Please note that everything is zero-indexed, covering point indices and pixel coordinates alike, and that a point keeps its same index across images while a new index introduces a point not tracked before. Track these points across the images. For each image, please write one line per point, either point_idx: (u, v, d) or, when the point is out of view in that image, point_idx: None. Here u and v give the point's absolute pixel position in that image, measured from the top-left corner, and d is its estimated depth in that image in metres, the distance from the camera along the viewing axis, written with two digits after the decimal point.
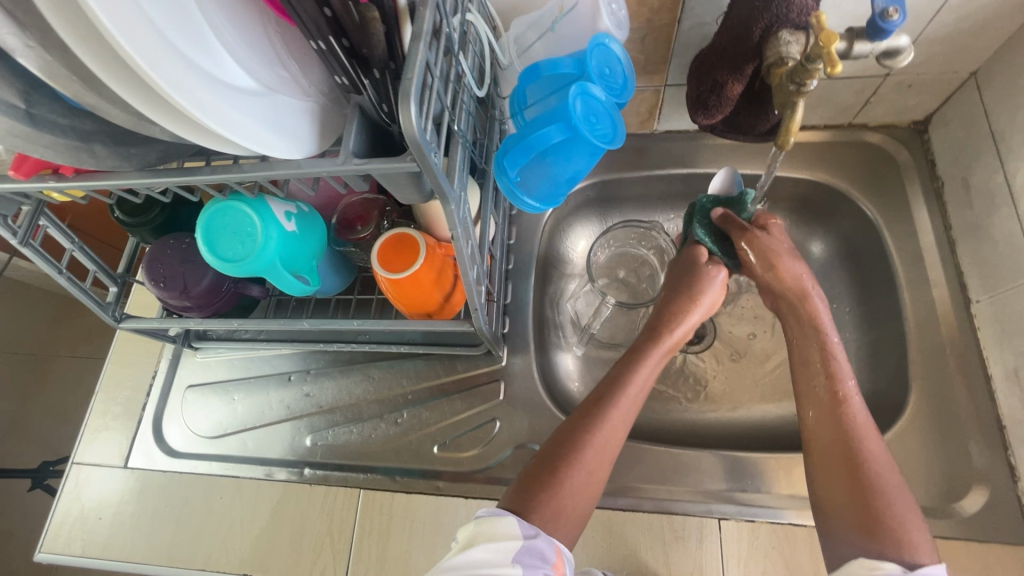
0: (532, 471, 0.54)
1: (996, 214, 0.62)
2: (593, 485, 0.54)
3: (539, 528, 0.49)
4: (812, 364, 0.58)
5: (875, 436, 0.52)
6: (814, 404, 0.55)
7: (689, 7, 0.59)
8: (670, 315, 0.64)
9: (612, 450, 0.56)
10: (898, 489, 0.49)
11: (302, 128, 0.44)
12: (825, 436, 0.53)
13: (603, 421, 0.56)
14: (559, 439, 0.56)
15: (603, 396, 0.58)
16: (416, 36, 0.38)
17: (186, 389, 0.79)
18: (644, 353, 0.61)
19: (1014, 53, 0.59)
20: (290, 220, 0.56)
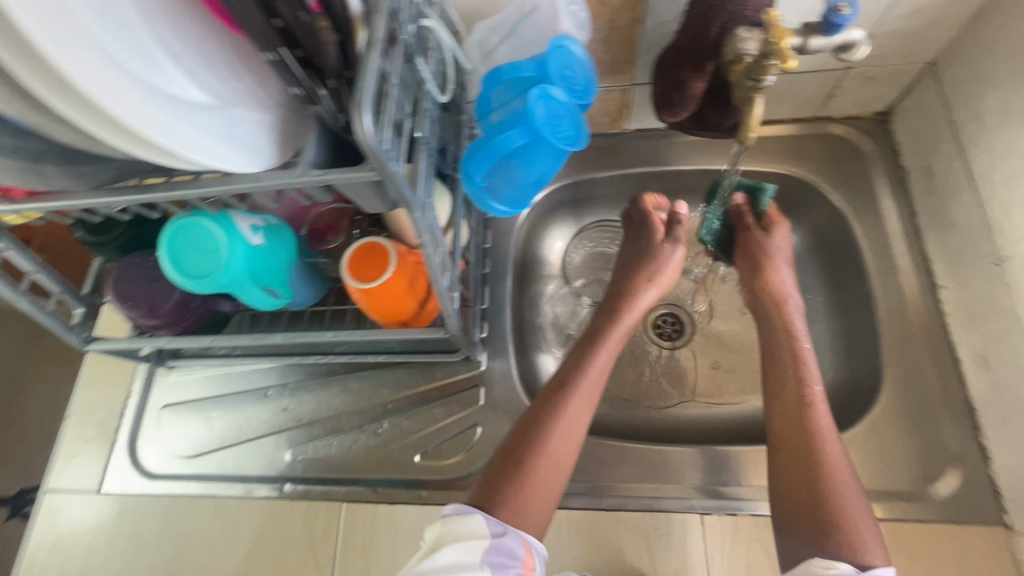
0: (495, 465, 0.55)
1: (958, 201, 0.63)
2: (559, 475, 0.55)
3: (506, 525, 0.49)
4: (783, 370, 0.60)
5: (836, 441, 0.54)
6: (782, 410, 0.57)
7: (650, 6, 0.59)
8: (625, 292, 0.70)
9: (575, 436, 0.58)
10: (851, 491, 0.51)
11: (259, 141, 0.43)
12: (791, 438, 0.55)
13: (561, 411, 0.58)
14: (522, 433, 0.57)
15: (560, 385, 0.60)
16: (370, 44, 0.37)
17: (161, 409, 0.77)
18: (602, 338, 0.64)
19: (968, 42, 0.60)
20: (256, 234, 0.54)
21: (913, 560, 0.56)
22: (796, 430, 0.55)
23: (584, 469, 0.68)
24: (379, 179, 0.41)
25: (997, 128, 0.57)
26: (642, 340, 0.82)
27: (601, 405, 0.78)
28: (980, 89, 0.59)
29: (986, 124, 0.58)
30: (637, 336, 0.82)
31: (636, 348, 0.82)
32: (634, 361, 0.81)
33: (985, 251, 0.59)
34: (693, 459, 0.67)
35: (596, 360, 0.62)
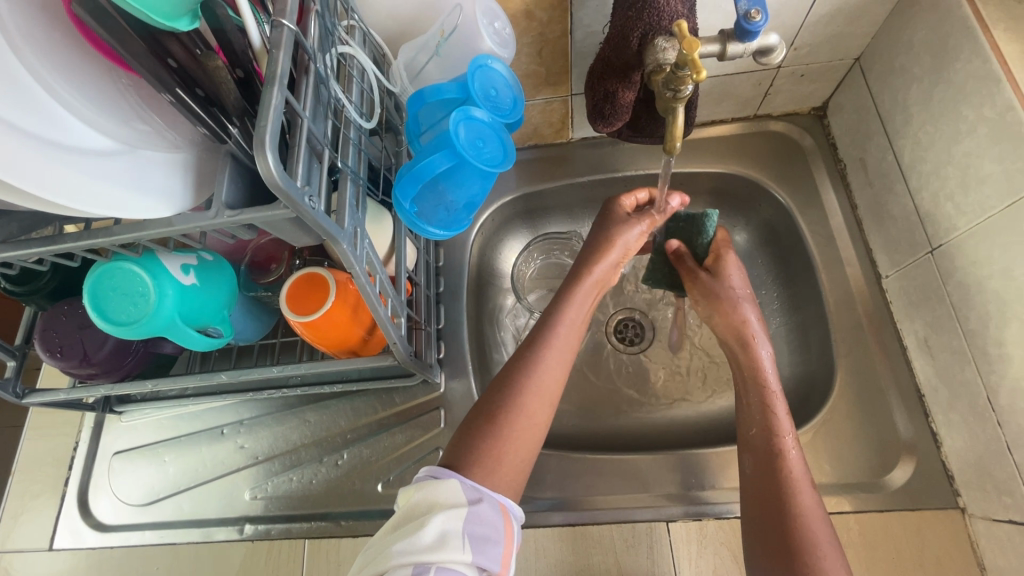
0: (471, 422, 0.54)
1: (892, 192, 0.64)
2: (534, 432, 0.54)
3: (483, 490, 0.47)
4: (754, 414, 0.57)
5: (810, 487, 0.51)
6: (755, 460, 0.54)
7: (577, 18, 0.59)
8: (591, 256, 0.64)
9: (551, 392, 0.56)
10: (827, 540, 0.49)
11: (172, 184, 0.41)
12: (757, 453, 0.54)
13: (537, 363, 0.56)
14: (497, 387, 0.56)
15: (535, 338, 0.58)
16: (271, 79, 0.36)
17: (112, 457, 0.74)
18: (581, 275, 0.63)
19: (887, 37, 0.61)
20: (188, 273, 0.53)
21: (872, 551, 0.57)
22: (771, 479, 0.52)
23: (549, 483, 0.68)
24: (296, 217, 0.39)
25: (920, 120, 0.58)
26: (603, 347, 0.82)
27: (565, 416, 0.77)
28: (902, 83, 0.60)
29: (911, 116, 0.59)
30: (598, 343, 0.82)
31: (597, 356, 0.81)
32: (596, 369, 0.81)
33: (921, 240, 0.60)
34: (657, 466, 0.67)
35: (572, 301, 0.61)
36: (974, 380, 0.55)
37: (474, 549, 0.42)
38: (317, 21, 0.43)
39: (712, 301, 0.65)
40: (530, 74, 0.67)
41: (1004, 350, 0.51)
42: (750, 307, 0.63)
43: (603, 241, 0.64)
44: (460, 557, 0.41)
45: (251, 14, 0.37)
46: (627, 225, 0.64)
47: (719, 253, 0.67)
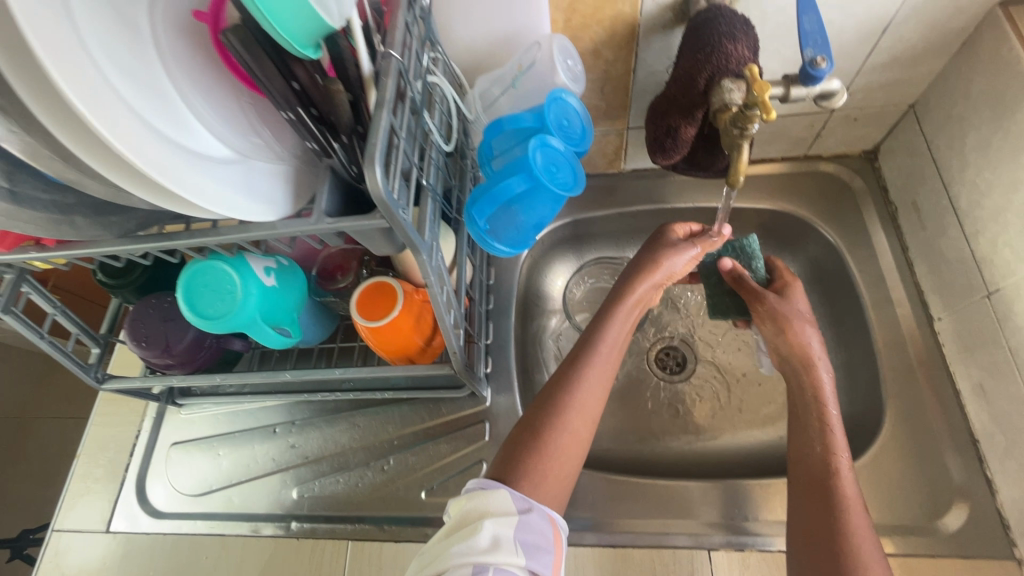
0: (516, 437, 0.56)
1: (946, 235, 0.65)
2: (578, 447, 0.56)
3: (531, 501, 0.49)
4: (809, 434, 0.57)
5: (864, 511, 0.51)
6: (807, 477, 0.54)
7: (642, 58, 0.63)
8: (635, 275, 0.65)
9: (592, 409, 0.58)
10: (878, 564, 0.48)
11: (275, 192, 0.46)
12: (814, 466, 0.55)
13: (580, 381, 0.58)
14: (542, 402, 0.57)
15: (578, 355, 0.60)
16: (379, 103, 0.41)
17: (170, 447, 0.78)
18: (623, 293, 0.64)
19: (944, 86, 0.63)
20: (269, 275, 0.57)
21: None
22: (823, 494, 0.52)
23: (590, 503, 0.68)
24: (388, 226, 0.43)
25: (977, 166, 0.60)
26: (645, 373, 0.83)
27: (605, 438, 0.78)
28: (959, 130, 0.62)
29: (968, 162, 0.61)
30: (640, 368, 0.83)
31: (639, 382, 0.82)
32: (637, 394, 0.82)
33: (977, 283, 0.61)
34: (699, 494, 0.67)
35: (611, 322, 0.62)
36: None
37: (527, 555, 0.44)
38: (415, 53, 0.48)
39: (780, 329, 0.64)
40: (591, 107, 0.71)
41: None
42: (814, 335, 0.63)
43: (652, 259, 0.65)
44: (515, 559, 0.43)
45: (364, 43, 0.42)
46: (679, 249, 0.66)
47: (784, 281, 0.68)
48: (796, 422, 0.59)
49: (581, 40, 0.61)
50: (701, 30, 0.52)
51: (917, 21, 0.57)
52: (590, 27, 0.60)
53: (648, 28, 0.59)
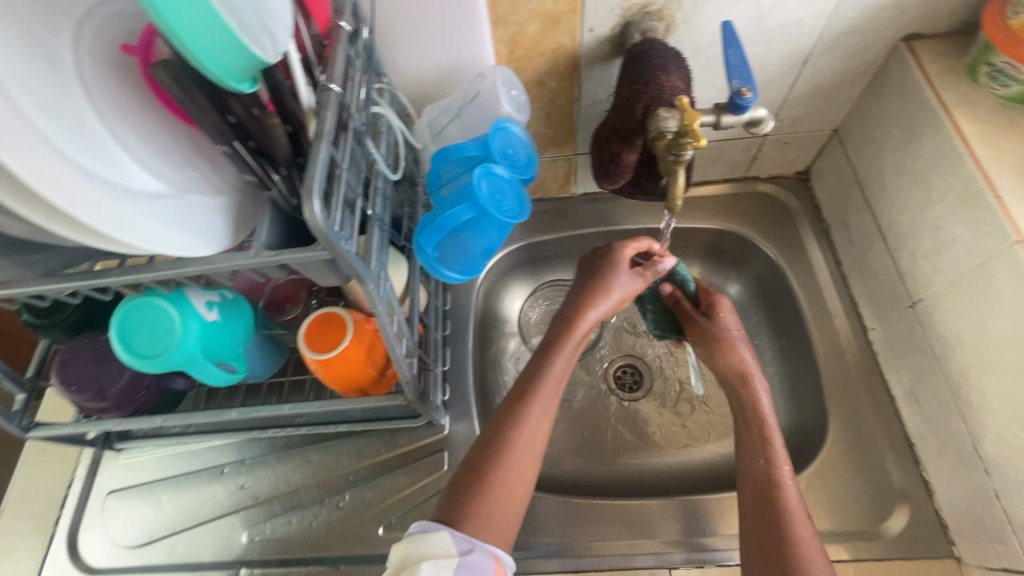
0: (462, 476, 0.55)
1: (873, 250, 0.69)
2: (523, 484, 0.55)
3: (473, 541, 0.49)
4: (753, 448, 0.59)
5: (807, 521, 0.53)
6: (754, 492, 0.56)
7: (585, 87, 0.66)
8: (584, 303, 0.65)
9: (538, 444, 0.58)
10: (822, 570, 0.50)
11: (214, 225, 0.45)
12: (759, 480, 0.57)
13: (525, 417, 0.58)
14: (494, 433, 0.57)
15: (524, 391, 0.59)
16: (318, 136, 0.40)
17: (106, 495, 0.73)
18: (572, 323, 0.64)
19: (862, 112, 0.68)
20: (211, 310, 0.55)
21: None
22: (769, 507, 0.54)
23: (552, 528, 0.68)
24: (331, 257, 0.43)
25: (895, 186, 0.64)
26: (603, 392, 0.84)
27: (566, 461, 0.78)
28: (877, 153, 0.66)
29: (887, 182, 0.65)
30: (598, 388, 0.84)
31: (598, 402, 0.83)
32: (596, 414, 0.82)
33: (902, 295, 0.65)
34: (658, 512, 0.68)
35: (561, 354, 0.62)
36: (959, 429, 0.58)
37: None
38: (359, 86, 0.49)
39: (715, 351, 0.67)
40: (539, 135, 0.73)
41: (986, 400, 0.54)
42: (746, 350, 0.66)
43: (598, 287, 0.65)
44: None
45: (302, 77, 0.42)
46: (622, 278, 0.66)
47: (712, 300, 0.70)
48: (741, 438, 0.61)
49: (525, 71, 0.63)
50: (637, 62, 0.55)
51: (833, 54, 0.62)
52: (533, 59, 0.61)
53: (588, 59, 0.62)
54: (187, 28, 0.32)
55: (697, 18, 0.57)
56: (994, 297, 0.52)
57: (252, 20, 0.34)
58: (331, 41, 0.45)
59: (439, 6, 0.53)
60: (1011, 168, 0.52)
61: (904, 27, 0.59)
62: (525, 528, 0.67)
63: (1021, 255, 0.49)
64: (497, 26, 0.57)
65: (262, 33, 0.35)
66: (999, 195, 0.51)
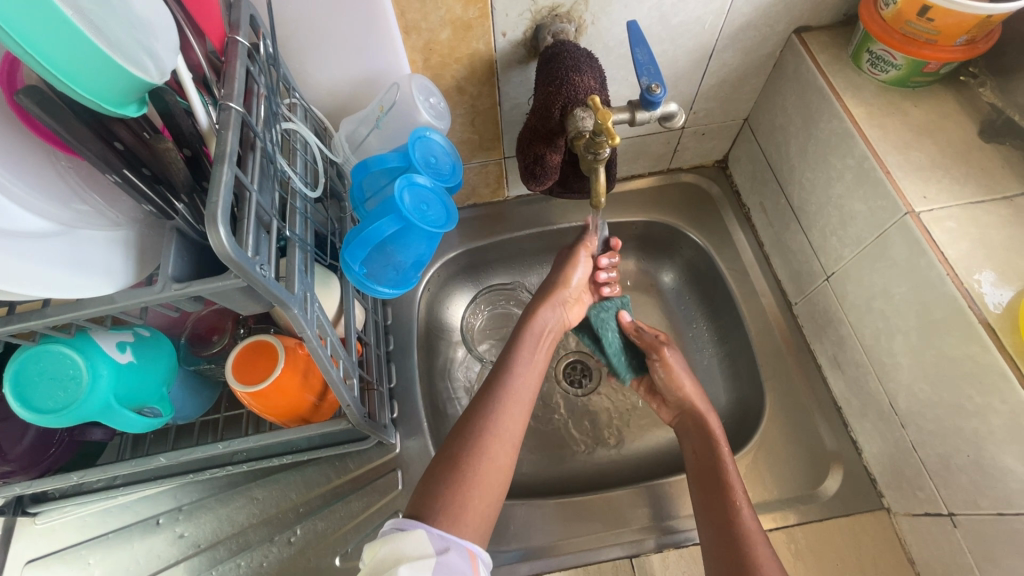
0: (433, 470, 0.54)
1: (789, 229, 0.73)
2: (499, 477, 0.54)
3: (450, 539, 0.47)
4: (703, 448, 0.64)
5: (764, 540, 0.56)
6: (709, 495, 0.60)
7: (504, 91, 0.66)
8: (540, 304, 0.70)
9: (512, 433, 0.58)
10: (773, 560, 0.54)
11: (113, 261, 0.41)
12: (707, 472, 0.62)
13: (497, 408, 0.58)
14: (457, 435, 0.56)
15: (492, 384, 0.61)
16: (218, 158, 0.38)
17: (23, 568, 0.66)
18: (528, 319, 0.69)
19: (767, 101, 0.72)
20: (124, 351, 0.51)
21: (818, 559, 0.60)
22: (722, 514, 0.58)
23: (514, 534, 0.67)
24: (247, 285, 0.40)
25: (801, 169, 0.69)
26: (554, 391, 0.84)
27: (524, 464, 0.78)
28: (783, 138, 0.71)
29: (794, 165, 0.70)
30: (549, 387, 0.84)
31: (550, 401, 0.83)
32: (550, 414, 0.82)
33: (817, 269, 0.69)
34: (614, 505, 0.68)
35: (524, 347, 0.65)
36: (877, 389, 0.62)
37: None
38: (263, 103, 0.46)
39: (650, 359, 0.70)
40: (465, 141, 0.73)
41: (896, 360, 0.58)
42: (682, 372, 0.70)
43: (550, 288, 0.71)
44: None
45: (198, 98, 0.40)
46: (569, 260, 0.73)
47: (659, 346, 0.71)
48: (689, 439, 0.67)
49: (443, 78, 0.63)
50: (551, 65, 0.56)
51: (734, 48, 0.65)
52: (449, 65, 0.61)
53: (504, 63, 0.62)
54: (41, 47, 0.29)
55: (605, 19, 0.58)
56: (893, 265, 0.56)
57: (126, 39, 0.32)
58: (227, 57, 0.43)
59: (345, 17, 0.52)
60: (896, 146, 0.57)
61: (794, 20, 0.63)
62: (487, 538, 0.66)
63: (911, 224, 0.53)
64: (408, 34, 0.56)
65: (136, 49, 0.33)
66: (888, 171, 0.56)
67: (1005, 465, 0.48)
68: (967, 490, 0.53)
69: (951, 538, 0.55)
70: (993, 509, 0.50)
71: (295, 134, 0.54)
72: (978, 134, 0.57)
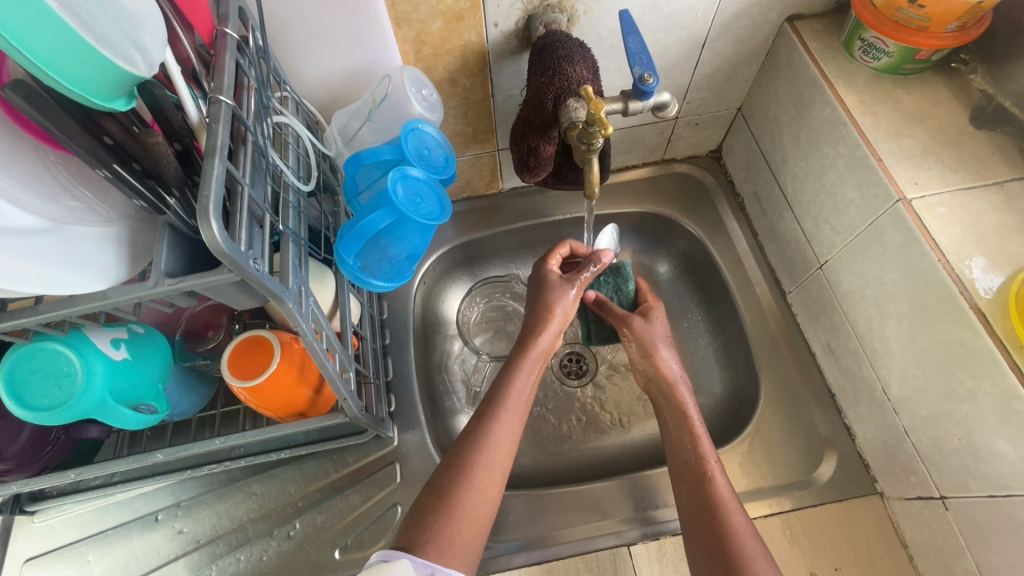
0: (421, 501, 0.54)
1: (783, 218, 0.74)
2: (486, 506, 0.55)
3: (434, 566, 0.48)
4: (683, 443, 0.63)
5: (741, 509, 0.56)
6: (688, 488, 0.59)
7: (497, 83, 0.66)
8: (536, 325, 0.67)
9: (502, 464, 0.57)
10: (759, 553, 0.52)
11: (105, 257, 0.41)
12: (686, 467, 0.61)
13: (487, 439, 0.57)
14: (446, 466, 0.56)
15: (485, 411, 0.60)
16: (209, 151, 0.38)
17: (22, 566, 0.66)
18: (525, 347, 0.65)
19: (760, 90, 0.72)
20: (118, 348, 0.51)
21: (813, 544, 0.61)
22: (704, 509, 0.56)
23: (512, 525, 0.67)
24: (240, 279, 0.40)
25: (794, 157, 0.69)
26: (551, 383, 0.84)
27: (521, 455, 0.79)
28: (776, 127, 0.71)
29: (788, 153, 0.70)
30: (546, 379, 0.85)
31: (546, 392, 0.84)
32: (547, 405, 0.83)
33: (811, 258, 0.69)
34: (611, 494, 0.69)
35: (520, 371, 0.63)
36: (870, 375, 0.62)
37: None
38: (253, 96, 0.46)
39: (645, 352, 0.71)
40: (458, 133, 0.72)
41: (888, 346, 0.59)
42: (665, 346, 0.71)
43: (546, 307, 0.68)
44: None
45: (188, 92, 0.40)
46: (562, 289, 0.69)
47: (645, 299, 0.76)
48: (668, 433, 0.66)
49: (435, 69, 0.62)
50: (544, 55, 0.56)
51: (727, 37, 0.65)
52: (441, 57, 0.61)
53: (497, 54, 0.62)
54: (26, 40, 0.29)
55: (597, 8, 0.58)
56: (885, 252, 0.56)
57: (114, 33, 0.32)
58: (216, 50, 0.43)
59: (335, 8, 0.52)
60: (888, 133, 0.57)
61: (786, 8, 0.63)
62: None
63: (903, 212, 0.54)
64: (399, 25, 0.56)
65: (124, 43, 0.33)
66: (880, 158, 0.56)
67: (996, 448, 0.49)
68: (958, 473, 0.53)
69: (943, 521, 0.56)
70: (984, 492, 0.51)
71: (287, 127, 0.54)
72: (969, 121, 0.57)
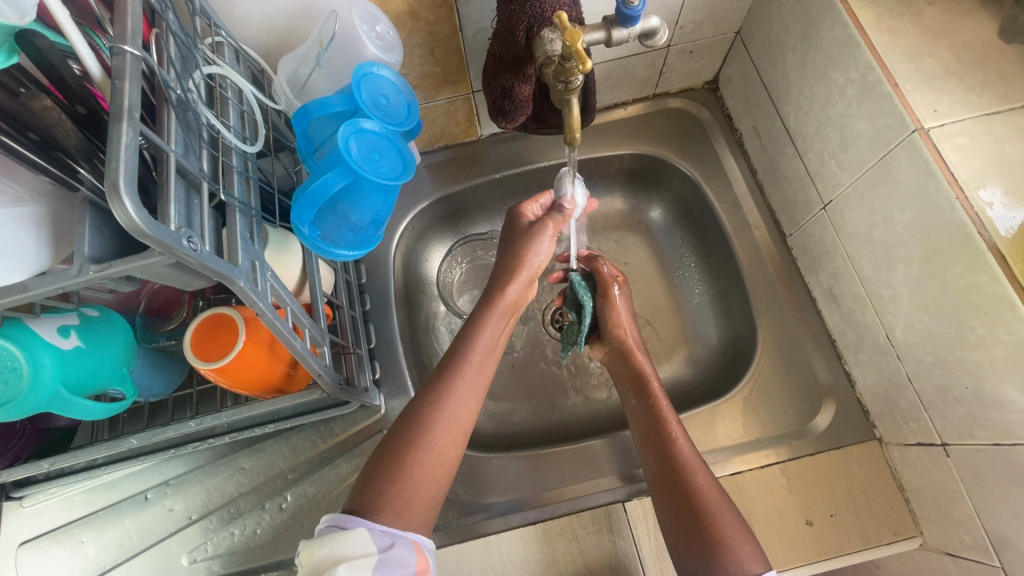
0: (376, 461, 0.50)
1: (784, 155, 0.68)
2: (447, 465, 0.52)
3: (394, 533, 0.46)
4: (647, 414, 0.62)
5: (703, 465, 0.56)
6: (656, 452, 0.58)
7: (465, 14, 0.58)
8: (502, 276, 0.62)
9: (464, 423, 0.54)
10: (729, 519, 0.52)
11: (20, 243, 0.34)
12: (651, 432, 0.60)
13: (447, 396, 0.54)
14: (404, 420, 0.53)
15: (446, 366, 0.56)
16: (115, 114, 0.32)
17: (17, 549, 0.65)
18: (492, 300, 0.60)
19: (762, 8, 0.64)
20: (69, 336, 0.47)
21: (810, 491, 0.60)
22: (675, 477, 0.55)
23: (503, 485, 0.67)
24: (177, 261, 0.35)
25: (799, 86, 0.62)
26: (541, 340, 0.82)
27: (514, 414, 0.77)
28: (780, 53, 0.64)
29: (791, 81, 0.63)
30: (536, 335, 0.82)
31: (537, 350, 0.81)
32: (538, 363, 0.81)
33: (813, 198, 0.64)
34: (605, 451, 0.68)
35: (487, 323, 0.59)
36: (873, 321, 0.60)
37: None
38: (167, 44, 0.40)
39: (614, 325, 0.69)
40: (426, 76, 0.65)
41: (895, 291, 0.55)
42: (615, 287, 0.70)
43: (516, 262, 0.62)
44: None
45: (79, 37, 0.33)
46: (537, 233, 0.63)
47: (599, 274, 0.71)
48: (631, 403, 0.64)
49: (392, 1, 0.55)
50: None
51: None
52: None
53: None
54: None
55: None
56: (896, 190, 0.52)
57: None
58: None
59: None
60: (905, 53, 0.51)
61: None
62: (478, 492, 0.66)
63: (919, 143, 0.48)
64: None
65: None
66: (895, 84, 0.50)
67: (1006, 396, 0.46)
68: (963, 421, 0.51)
69: (943, 466, 0.55)
70: (989, 440, 0.49)
71: (223, 79, 0.47)
72: (998, 34, 0.51)
